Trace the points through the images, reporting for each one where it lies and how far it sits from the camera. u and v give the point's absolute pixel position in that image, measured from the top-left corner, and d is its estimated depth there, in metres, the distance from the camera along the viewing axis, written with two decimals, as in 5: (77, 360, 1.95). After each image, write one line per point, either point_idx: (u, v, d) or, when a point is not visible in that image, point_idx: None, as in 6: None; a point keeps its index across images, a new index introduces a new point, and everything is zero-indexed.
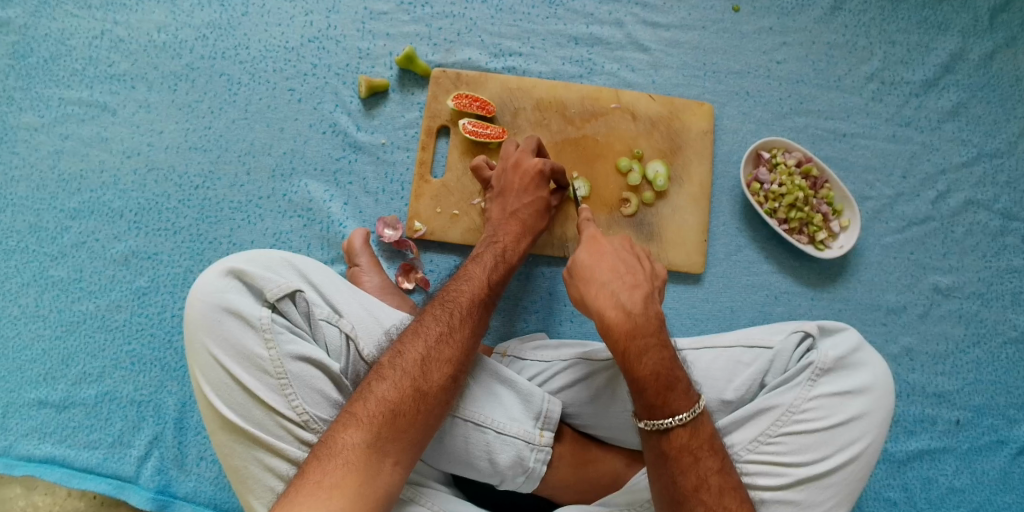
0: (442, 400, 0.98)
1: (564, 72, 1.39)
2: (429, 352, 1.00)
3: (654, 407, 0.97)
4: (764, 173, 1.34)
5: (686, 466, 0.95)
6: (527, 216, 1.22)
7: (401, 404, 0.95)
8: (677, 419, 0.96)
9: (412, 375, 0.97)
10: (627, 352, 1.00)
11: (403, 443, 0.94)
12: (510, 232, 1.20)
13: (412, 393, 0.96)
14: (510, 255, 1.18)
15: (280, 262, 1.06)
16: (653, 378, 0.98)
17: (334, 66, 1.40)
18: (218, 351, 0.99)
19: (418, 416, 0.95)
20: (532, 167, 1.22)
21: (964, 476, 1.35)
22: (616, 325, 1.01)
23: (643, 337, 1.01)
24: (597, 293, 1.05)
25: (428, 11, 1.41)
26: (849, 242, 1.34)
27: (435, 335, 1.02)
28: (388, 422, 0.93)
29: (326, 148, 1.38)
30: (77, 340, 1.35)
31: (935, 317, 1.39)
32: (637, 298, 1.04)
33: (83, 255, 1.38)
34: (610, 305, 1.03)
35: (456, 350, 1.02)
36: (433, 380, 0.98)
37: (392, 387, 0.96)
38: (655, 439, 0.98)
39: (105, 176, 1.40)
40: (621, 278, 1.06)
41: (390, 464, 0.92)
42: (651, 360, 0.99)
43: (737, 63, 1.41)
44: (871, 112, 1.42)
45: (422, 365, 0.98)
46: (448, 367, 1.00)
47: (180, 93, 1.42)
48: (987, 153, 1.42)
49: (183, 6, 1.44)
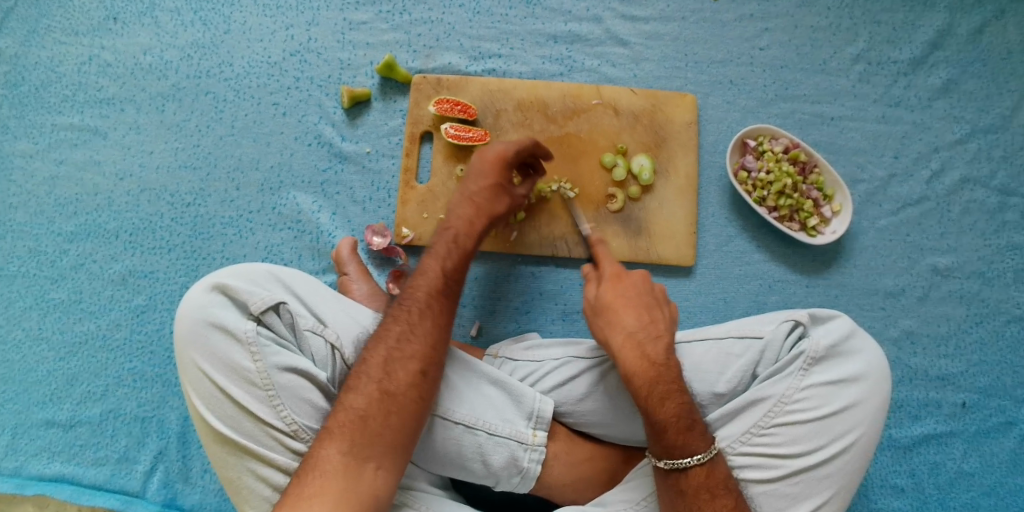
0: (413, 397, 0.98)
1: (544, 71, 1.39)
2: (392, 352, 1.00)
3: (672, 446, 0.99)
4: (751, 160, 1.32)
5: (704, 504, 0.98)
6: (483, 200, 1.18)
7: (371, 409, 0.95)
8: (695, 459, 0.98)
9: (377, 380, 0.98)
10: (651, 397, 1.02)
11: (383, 447, 0.94)
12: (463, 215, 1.16)
13: (379, 397, 0.96)
14: (464, 240, 1.15)
15: (265, 275, 1.07)
16: (674, 420, 1.00)
17: (317, 79, 1.41)
18: (207, 365, 1.00)
19: (390, 417, 0.96)
20: (495, 152, 1.19)
21: (974, 460, 1.32)
22: (641, 373, 1.04)
23: (666, 383, 1.03)
24: (624, 341, 1.08)
25: (406, 18, 1.41)
26: (842, 227, 1.32)
27: (396, 336, 1.02)
28: (361, 428, 0.94)
29: (312, 160, 1.39)
30: (79, 360, 1.37)
31: (935, 299, 1.36)
32: (661, 349, 1.06)
33: (82, 277, 1.40)
34: (634, 354, 1.06)
35: (418, 345, 1.01)
36: (399, 379, 0.98)
37: (358, 395, 0.97)
38: (674, 478, 1.00)
39: (100, 198, 1.42)
40: (646, 327, 1.09)
41: (372, 468, 0.93)
42: (672, 405, 1.01)
43: (719, 52, 1.40)
44: (859, 94, 1.40)
45: (386, 366, 0.99)
46: (414, 364, 1.00)
47: (168, 113, 1.44)
48: (982, 129, 1.40)
49: (167, 27, 1.46)
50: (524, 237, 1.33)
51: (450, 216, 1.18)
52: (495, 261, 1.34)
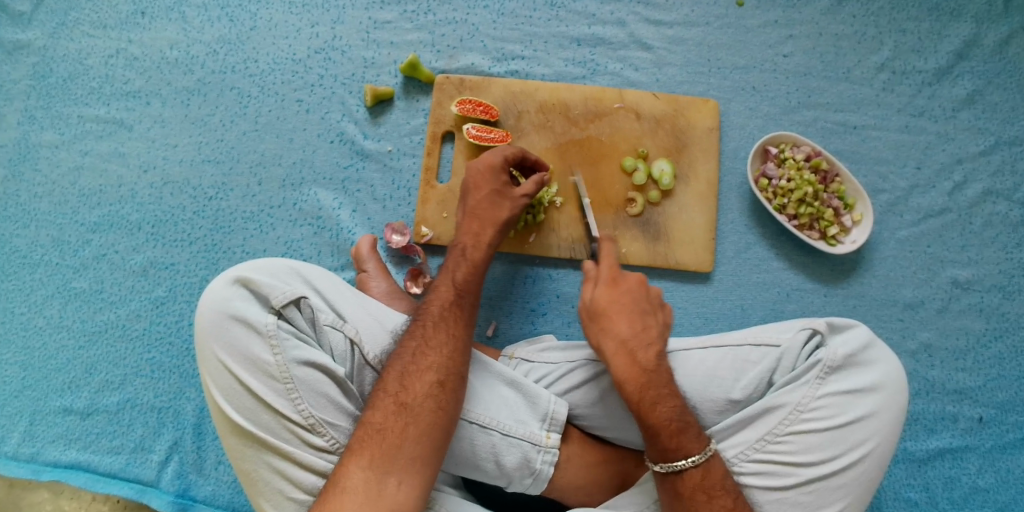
0: (431, 407, 0.99)
1: (567, 74, 1.39)
2: (407, 365, 1.02)
3: (666, 449, 1.02)
4: (772, 168, 1.32)
5: (701, 505, 0.99)
6: (484, 210, 1.21)
7: (388, 423, 0.97)
8: (690, 461, 1.00)
9: (393, 393, 0.99)
10: (642, 403, 1.04)
11: (405, 459, 0.95)
12: (469, 229, 1.20)
13: (396, 410, 0.98)
14: (471, 251, 1.18)
15: (286, 270, 1.09)
16: (666, 423, 1.02)
17: (340, 77, 1.42)
18: (227, 357, 1.02)
19: (407, 429, 0.96)
20: (483, 164, 1.24)
21: (989, 475, 1.31)
22: (631, 379, 1.07)
23: (656, 388, 1.05)
24: (616, 348, 1.10)
25: (431, 18, 1.42)
26: (863, 237, 1.32)
27: (411, 351, 1.03)
28: (379, 443, 0.95)
29: (334, 157, 1.40)
30: (98, 349, 1.39)
31: (955, 312, 1.35)
32: (653, 356, 1.09)
33: (104, 267, 1.42)
34: (624, 360, 1.08)
35: (434, 356, 1.03)
36: (414, 390, 0.99)
37: (375, 410, 0.98)
38: (670, 481, 1.02)
39: (123, 190, 1.44)
40: (638, 335, 1.11)
41: (394, 483, 0.93)
42: (664, 409, 1.03)
43: (742, 58, 1.40)
44: (883, 103, 1.40)
45: (402, 379, 1.01)
46: (430, 374, 1.01)
47: (193, 107, 1.45)
48: (1007, 141, 1.39)
49: (194, 23, 1.47)
50: (542, 239, 1.33)
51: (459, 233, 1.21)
52: (513, 262, 1.35)
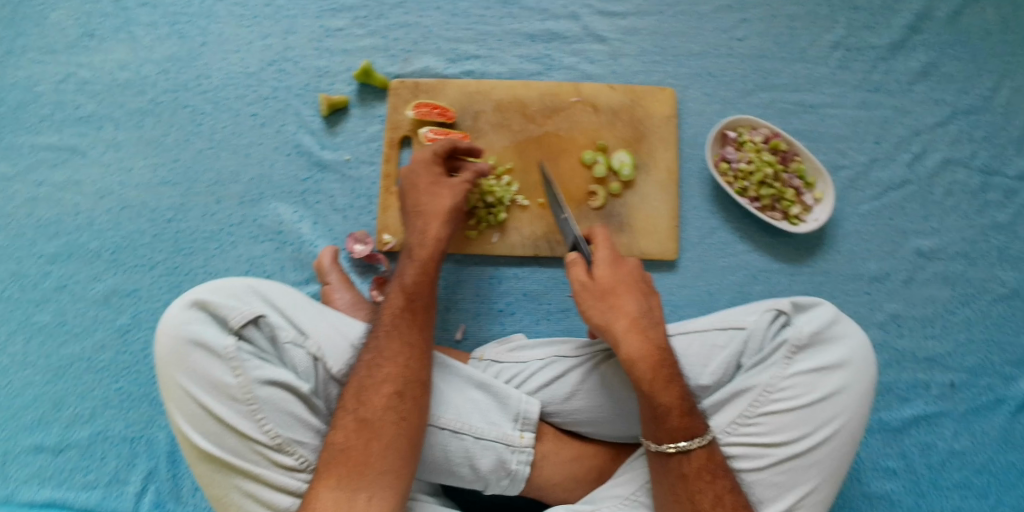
0: (393, 419, 1.01)
1: (522, 71, 1.38)
2: (363, 380, 1.03)
3: (676, 429, 1.02)
4: (732, 151, 1.33)
5: (706, 485, 1.00)
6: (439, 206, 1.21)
7: (350, 440, 0.99)
8: (696, 442, 1.01)
9: (354, 410, 1.01)
10: (655, 381, 1.04)
11: (373, 474, 0.97)
12: (418, 229, 1.19)
13: (357, 425, 1.00)
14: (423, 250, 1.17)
15: (245, 290, 1.09)
16: (678, 402, 1.03)
17: (294, 88, 1.41)
18: (189, 383, 1.02)
19: (370, 445, 0.98)
20: (426, 159, 1.23)
21: (964, 439, 1.33)
22: (644, 357, 1.05)
23: (667, 367, 1.05)
24: (628, 326, 1.07)
25: (383, 23, 1.41)
26: (824, 215, 1.32)
27: (366, 365, 1.05)
28: (344, 461, 0.97)
29: (292, 170, 1.38)
30: (66, 383, 1.37)
31: (921, 281, 1.36)
32: (662, 335, 1.09)
33: (66, 298, 1.39)
34: (637, 337, 1.06)
35: (390, 367, 1.04)
36: (373, 404, 1.01)
37: (337, 429, 1.00)
38: (675, 461, 1.02)
39: (81, 218, 1.41)
40: (646, 313, 1.10)
41: (365, 498, 0.95)
42: (674, 391, 1.03)
43: (697, 44, 1.40)
44: (839, 81, 1.40)
45: (360, 395, 1.02)
46: (387, 386, 1.02)
47: (146, 128, 1.43)
48: (962, 110, 1.40)
49: (144, 42, 1.46)
50: (506, 238, 1.33)
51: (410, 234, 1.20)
52: (477, 263, 1.34)
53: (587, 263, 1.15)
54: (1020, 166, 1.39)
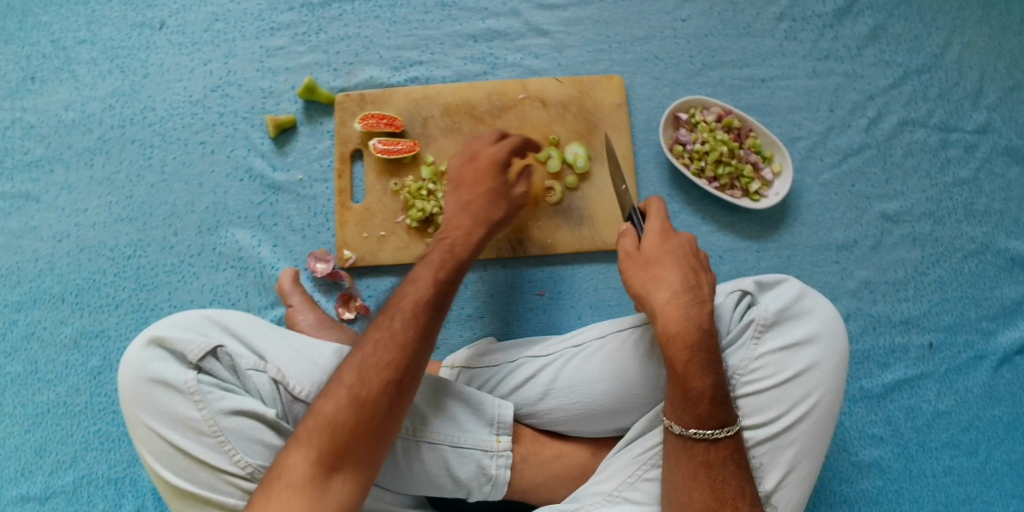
0: (386, 405, 0.92)
1: (467, 72, 1.36)
2: (370, 357, 0.94)
3: (705, 416, 0.98)
4: (685, 134, 1.31)
5: (730, 474, 0.99)
6: (478, 208, 1.16)
7: (340, 414, 0.90)
8: (727, 430, 0.98)
9: (348, 385, 0.92)
10: (690, 365, 0.99)
11: (353, 456, 0.89)
12: (460, 226, 1.14)
13: (349, 403, 0.91)
14: (458, 250, 1.10)
15: (201, 321, 1.08)
16: (711, 390, 0.99)
17: (240, 111, 1.39)
18: (154, 421, 1.01)
19: (359, 426, 0.90)
20: (485, 160, 1.20)
21: (948, 398, 1.32)
22: (681, 336, 1.00)
23: (705, 350, 1.00)
24: (668, 298, 1.03)
25: (323, 38, 1.39)
26: (784, 188, 1.31)
27: (375, 342, 0.96)
28: (328, 438, 0.89)
29: (246, 195, 1.37)
30: (44, 430, 1.33)
31: (889, 245, 1.35)
32: (706, 314, 1.03)
33: (35, 345, 1.36)
34: (677, 313, 1.02)
35: (395, 352, 0.95)
36: (372, 385, 0.92)
37: (330, 401, 0.91)
38: (700, 449, 0.99)
39: (41, 263, 1.38)
40: (691, 290, 1.04)
41: (338, 480, 0.88)
42: (709, 377, 0.99)
43: (641, 29, 1.39)
44: (787, 52, 1.39)
45: (362, 372, 0.93)
46: (390, 371, 0.93)
47: (97, 167, 1.41)
48: (914, 70, 1.39)
49: (86, 80, 1.43)
50: None
51: (447, 228, 1.15)
52: None
53: (636, 233, 1.12)
54: (978, 120, 1.38)
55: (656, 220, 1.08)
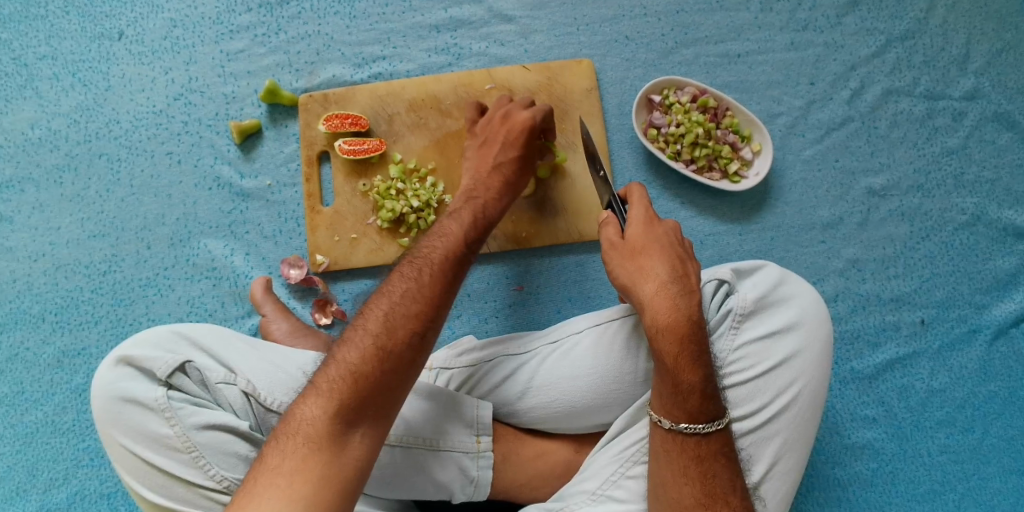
0: (408, 358, 0.90)
1: (432, 64, 1.33)
2: (394, 307, 0.92)
3: (695, 411, 0.95)
4: (659, 116, 1.27)
5: (722, 467, 0.95)
6: (508, 173, 1.16)
7: (363, 365, 0.87)
8: (717, 424, 0.95)
9: (373, 334, 0.90)
10: (679, 358, 0.96)
11: (372, 409, 0.86)
12: (490, 188, 1.14)
13: (373, 353, 0.88)
14: (489, 210, 1.11)
15: (170, 336, 1.06)
16: (701, 384, 0.95)
17: (204, 119, 1.36)
18: (128, 440, 1.00)
19: (382, 377, 0.87)
20: (521, 122, 1.17)
21: (942, 376, 1.28)
22: (670, 327, 0.97)
23: (694, 342, 0.97)
24: (656, 289, 1.00)
25: (284, 37, 1.36)
26: (765, 167, 1.27)
27: (400, 293, 0.94)
28: (350, 388, 0.85)
29: (216, 204, 1.34)
30: (35, 449, 1.33)
31: (877, 221, 1.31)
32: (695, 304, 0.99)
33: (19, 366, 1.35)
34: (666, 304, 0.98)
35: (421, 304, 0.93)
36: (398, 336, 0.90)
37: (353, 350, 0.89)
38: (691, 442, 0.95)
39: (18, 284, 1.37)
40: (679, 279, 1.01)
41: (358, 434, 0.84)
42: (699, 371, 0.96)
43: (609, 9, 1.34)
44: (763, 25, 1.34)
45: (386, 322, 0.91)
46: (415, 323, 0.91)
47: (67, 184, 1.38)
48: (897, 37, 1.33)
49: (49, 95, 1.40)
50: None
51: (478, 185, 1.15)
52: None
53: (619, 223, 1.09)
54: (966, 85, 1.32)
55: (640, 210, 1.05)
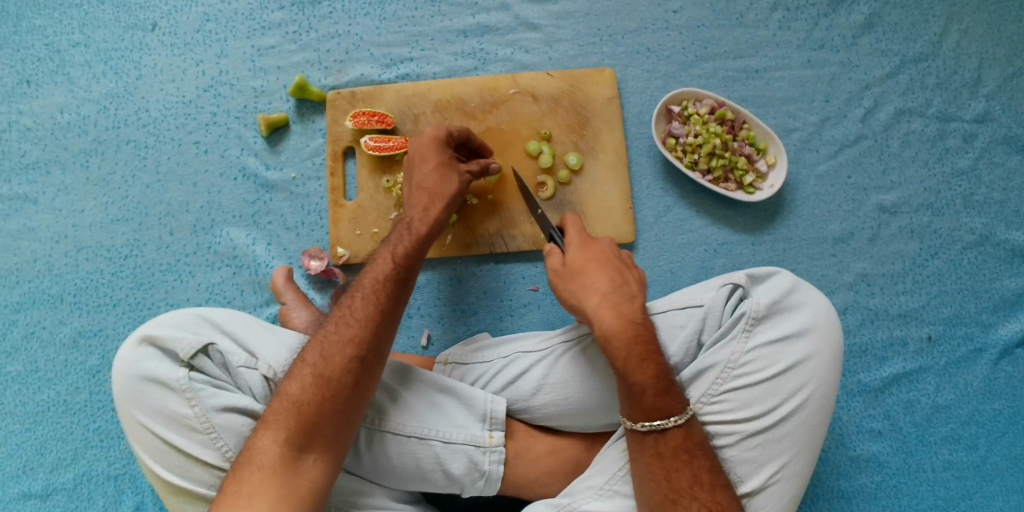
0: (349, 382, 0.95)
1: (458, 68, 1.36)
2: (330, 335, 0.99)
3: (651, 409, 0.98)
4: (677, 126, 1.30)
5: (683, 464, 0.97)
6: (432, 185, 1.16)
7: (304, 394, 0.94)
8: (675, 420, 0.97)
9: (312, 364, 0.96)
10: (630, 359, 1.00)
11: (319, 435, 0.92)
12: (418, 203, 1.14)
13: (314, 381, 0.95)
14: (418, 225, 1.12)
15: (193, 318, 1.07)
16: (653, 381, 0.99)
17: (233, 111, 1.40)
18: (148, 419, 1.01)
19: (325, 402, 0.93)
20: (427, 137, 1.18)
21: (947, 392, 1.30)
22: (618, 333, 1.02)
23: (645, 343, 1.02)
24: (599, 302, 1.06)
25: (314, 35, 1.39)
26: (779, 180, 1.30)
27: (335, 321, 1.00)
28: (295, 417, 0.92)
29: (240, 194, 1.37)
30: (45, 428, 1.35)
31: (886, 237, 1.34)
32: (637, 309, 1.05)
33: (35, 345, 1.37)
34: (610, 313, 1.04)
35: (356, 328, 0.99)
36: (334, 363, 0.96)
37: (293, 381, 0.96)
38: (651, 440, 0.98)
39: (39, 264, 1.39)
40: (619, 288, 1.07)
41: (310, 460, 0.91)
42: (651, 367, 1.00)
43: (632, 21, 1.38)
44: (781, 42, 1.37)
45: (323, 351, 0.97)
46: (351, 347, 0.97)
47: (93, 168, 1.41)
48: (911, 59, 1.37)
49: (80, 82, 1.43)
50: (460, 238, 1.31)
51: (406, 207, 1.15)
52: (434, 266, 1.33)
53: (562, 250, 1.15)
54: (977, 109, 1.36)
55: (577, 227, 1.13)
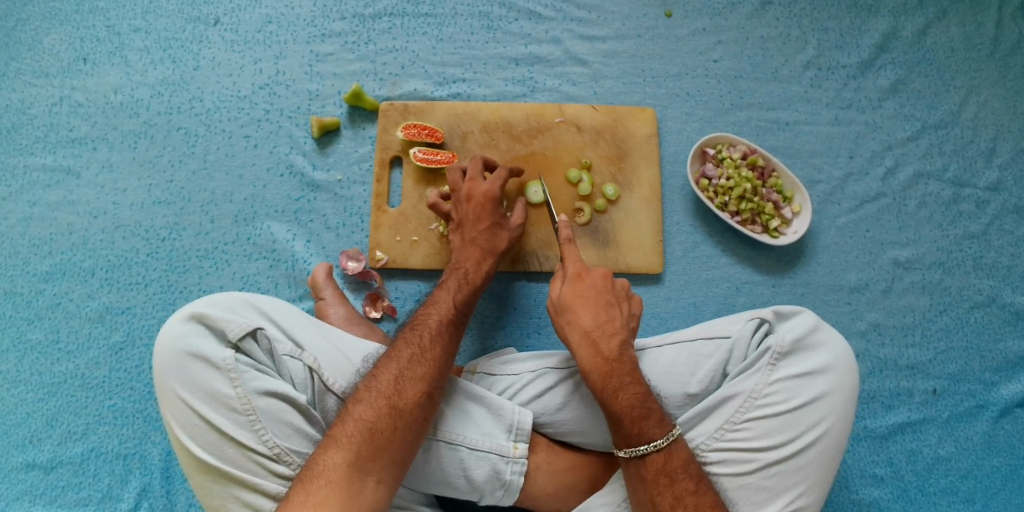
0: (419, 416, 1.01)
1: (508, 93, 1.43)
2: (401, 372, 1.03)
3: (630, 435, 1.03)
4: (711, 168, 1.37)
5: (664, 488, 1.00)
6: (483, 242, 1.24)
7: (379, 421, 0.98)
8: (652, 445, 1.01)
9: (386, 395, 1.01)
10: (605, 392, 1.06)
11: (386, 460, 0.96)
12: (471, 257, 1.23)
13: (388, 411, 0.99)
14: (473, 277, 1.21)
15: (241, 303, 1.09)
16: (629, 409, 1.04)
17: (286, 110, 1.45)
18: (189, 395, 1.02)
19: (397, 432, 0.98)
20: (483, 194, 1.25)
21: (948, 445, 1.35)
22: (594, 370, 1.08)
23: (620, 378, 1.07)
24: (580, 339, 1.11)
25: (372, 48, 1.46)
26: (803, 227, 1.37)
27: (406, 357, 1.05)
28: (367, 440, 0.96)
29: (285, 190, 1.42)
30: (58, 400, 1.36)
31: (899, 291, 1.40)
32: (616, 346, 1.10)
33: (60, 315, 1.39)
34: (586, 350, 1.10)
35: (427, 367, 1.05)
36: (407, 396, 1.01)
37: (368, 408, 0.99)
38: (634, 466, 1.03)
39: (75, 237, 1.42)
40: (602, 325, 1.12)
41: (373, 481, 0.95)
42: (626, 396, 1.05)
43: (674, 65, 1.46)
44: (812, 98, 1.46)
45: (396, 384, 1.02)
46: (422, 384, 1.03)
47: (140, 150, 1.45)
48: (932, 125, 1.46)
49: (137, 66, 1.49)
50: None
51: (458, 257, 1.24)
52: None
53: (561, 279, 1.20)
54: (990, 177, 1.44)
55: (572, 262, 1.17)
